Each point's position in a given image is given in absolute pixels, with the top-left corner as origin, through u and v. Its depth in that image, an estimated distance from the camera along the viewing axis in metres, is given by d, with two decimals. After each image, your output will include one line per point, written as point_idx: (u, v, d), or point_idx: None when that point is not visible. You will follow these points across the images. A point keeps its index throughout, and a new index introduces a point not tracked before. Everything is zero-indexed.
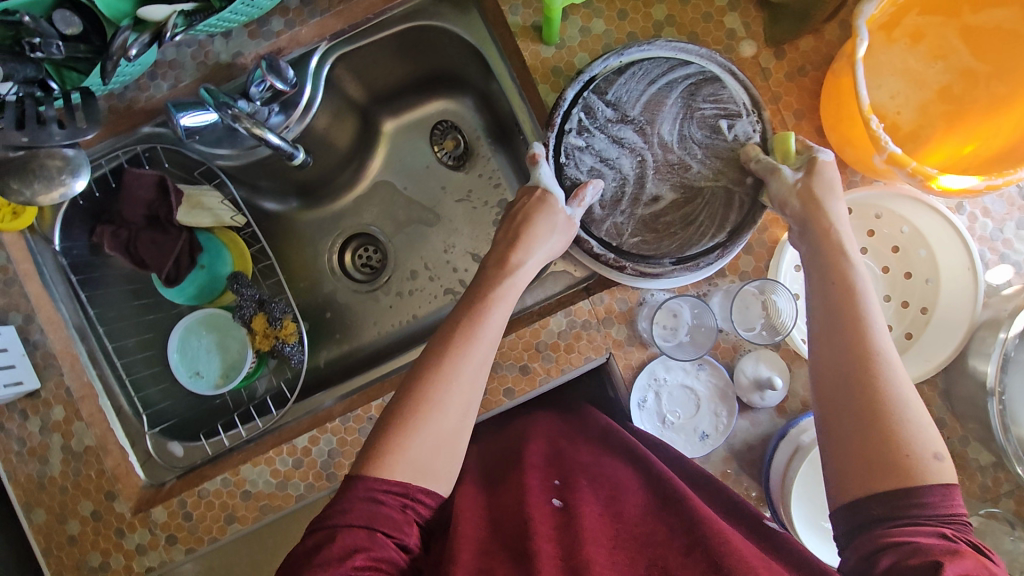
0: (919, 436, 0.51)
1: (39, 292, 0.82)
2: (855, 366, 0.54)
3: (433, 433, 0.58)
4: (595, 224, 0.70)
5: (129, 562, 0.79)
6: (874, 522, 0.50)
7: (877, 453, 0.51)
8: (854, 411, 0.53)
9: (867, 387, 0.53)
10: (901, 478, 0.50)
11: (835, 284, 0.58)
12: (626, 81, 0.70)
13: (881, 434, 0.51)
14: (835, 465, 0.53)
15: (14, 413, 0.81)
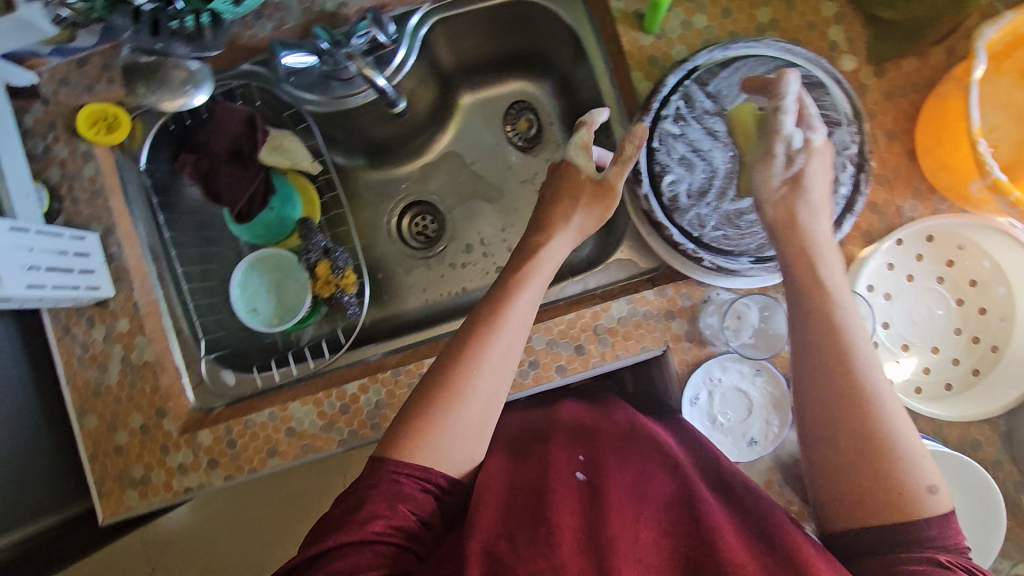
0: (920, 471, 0.52)
1: (121, 207, 0.84)
2: (847, 404, 0.54)
3: (451, 418, 0.59)
4: (678, 213, 0.70)
5: (169, 480, 0.81)
6: (876, 552, 0.51)
7: (880, 491, 0.52)
8: (851, 450, 0.53)
9: (863, 427, 0.54)
10: (897, 512, 0.51)
11: (822, 315, 0.58)
12: (729, 75, 0.69)
13: (878, 473, 0.52)
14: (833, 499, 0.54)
15: (81, 319, 0.83)
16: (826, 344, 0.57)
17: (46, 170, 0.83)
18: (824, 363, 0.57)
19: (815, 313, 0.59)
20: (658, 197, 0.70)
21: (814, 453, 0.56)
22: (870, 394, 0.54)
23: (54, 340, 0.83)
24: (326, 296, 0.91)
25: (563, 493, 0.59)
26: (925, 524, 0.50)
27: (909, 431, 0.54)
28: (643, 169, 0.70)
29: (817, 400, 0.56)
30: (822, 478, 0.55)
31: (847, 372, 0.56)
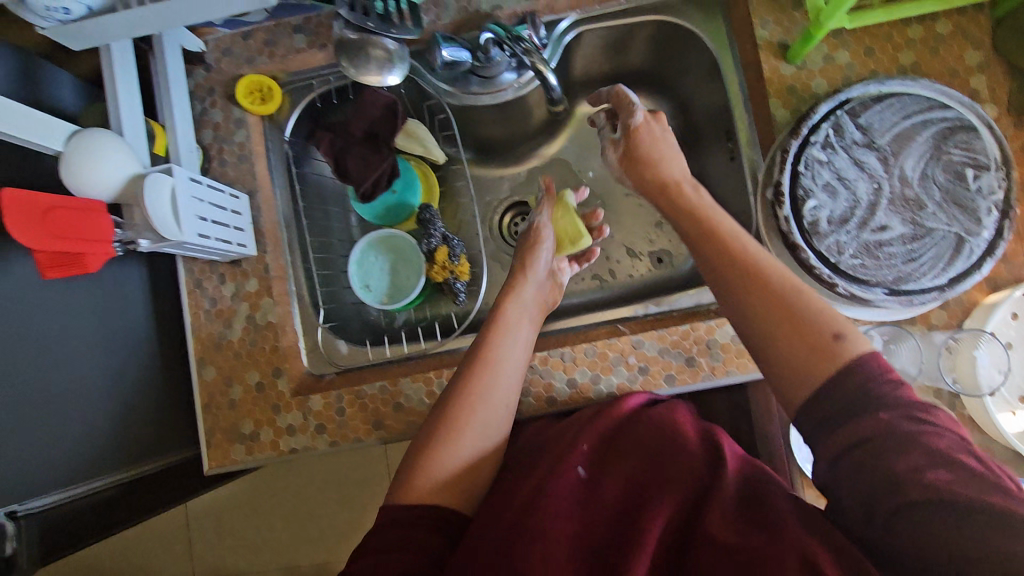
0: (829, 319, 0.56)
1: (264, 173, 0.88)
2: (749, 275, 0.61)
3: (442, 453, 0.67)
4: (817, 237, 0.71)
5: (276, 439, 0.84)
6: (834, 421, 0.52)
7: (800, 343, 0.56)
8: (757, 308, 0.59)
9: (766, 287, 0.59)
10: (820, 363, 0.54)
11: (713, 239, 0.66)
12: (881, 109, 0.71)
13: (800, 326, 0.56)
14: (779, 378, 0.57)
15: (213, 274, 0.86)
16: (711, 246, 0.66)
17: (201, 131, 0.87)
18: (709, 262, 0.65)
19: (707, 232, 0.67)
20: (799, 220, 0.71)
21: (739, 330, 0.61)
22: (757, 265, 0.62)
23: (186, 292, 0.87)
24: (439, 281, 0.94)
25: (562, 493, 0.61)
26: (856, 368, 0.53)
27: (815, 294, 0.59)
28: (785, 192, 0.71)
29: (718, 285, 0.64)
30: (760, 355, 0.59)
31: (735, 257, 0.63)
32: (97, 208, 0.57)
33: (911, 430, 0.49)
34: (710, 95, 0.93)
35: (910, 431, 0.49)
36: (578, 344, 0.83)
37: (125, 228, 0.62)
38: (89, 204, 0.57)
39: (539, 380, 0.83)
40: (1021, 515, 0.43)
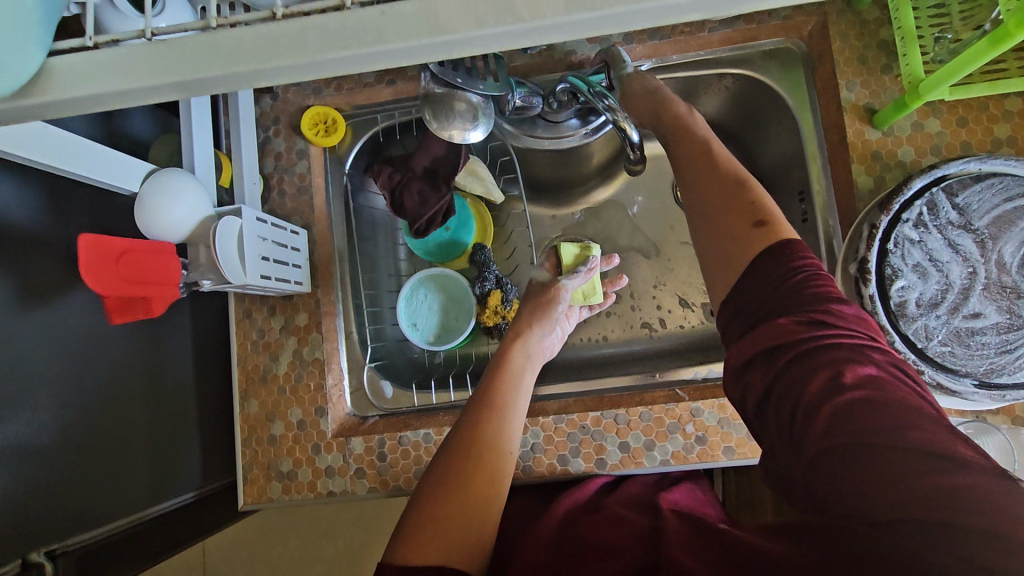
0: (759, 208, 0.58)
1: (322, 206, 0.87)
2: (696, 164, 0.64)
3: (456, 490, 0.62)
4: (904, 320, 0.67)
5: (314, 479, 0.81)
6: (766, 315, 0.52)
7: (723, 223, 0.58)
8: (695, 195, 0.62)
9: (712, 176, 0.62)
10: (746, 245, 0.56)
11: (681, 131, 0.67)
12: (982, 189, 0.67)
13: (728, 205, 0.59)
14: (720, 268, 0.58)
15: (263, 306, 0.85)
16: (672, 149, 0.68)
17: (262, 159, 0.87)
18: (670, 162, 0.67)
19: (679, 134, 0.67)
20: (885, 300, 0.67)
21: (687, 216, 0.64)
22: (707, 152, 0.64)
23: (234, 321, 0.85)
24: (490, 326, 0.92)
25: None
26: (774, 255, 0.54)
27: (755, 184, 0.60)
28: (872, 270, 0.67)
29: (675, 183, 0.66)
30: (695, 232, 0.62)
31: (690, 151, 0.65)
32: (167, 249, 0.56)
33: (826, 350, 0.47)
34: (782, 152, 0.89)
35: (821, 346, 0.48)
36: (633, 407, 0.79)
37: (191, 269, 0.61)
38: (160, 246, 0.56)
39: (591, 442, 0.80)
40: (933, 441, 0.40)
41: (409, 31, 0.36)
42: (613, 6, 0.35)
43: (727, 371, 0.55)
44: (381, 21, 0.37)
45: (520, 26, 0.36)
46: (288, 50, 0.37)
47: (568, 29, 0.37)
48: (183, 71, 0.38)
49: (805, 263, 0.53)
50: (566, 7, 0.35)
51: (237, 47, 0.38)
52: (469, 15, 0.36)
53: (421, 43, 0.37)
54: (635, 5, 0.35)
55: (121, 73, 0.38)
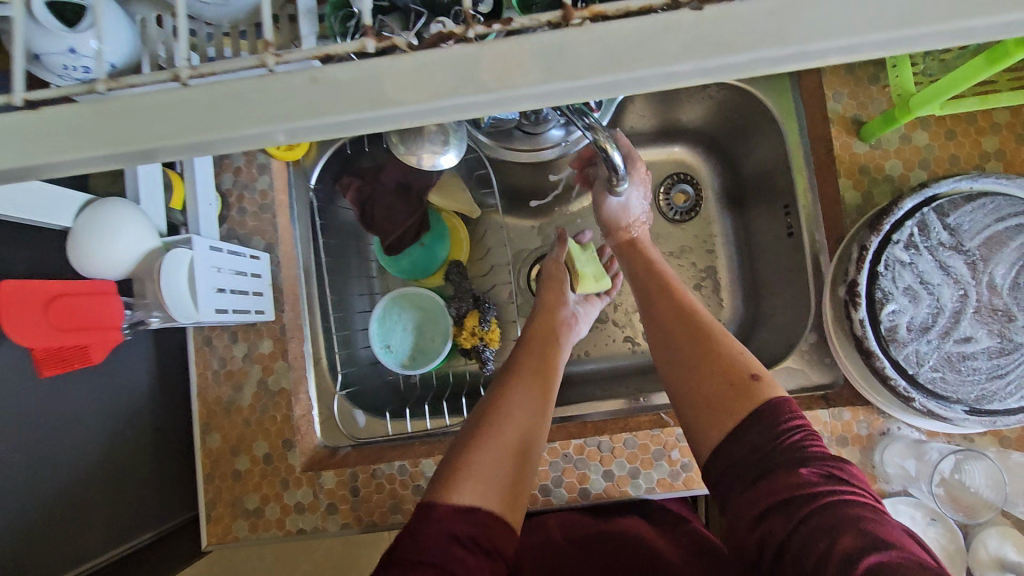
0: (745, 363, 0.60)
1: (285, 225, 0.81)
2: (679, 337, 0.66)
3: (496, 457, 0.57)
4: (895, 345, 0.64)
5: (282, 517, 0.77)
6: (768, 463, 0.52)
7: (709, 388, 0.59)
8: (680, 364, 0.64)
9: (694, 335, 0.65)
10: (738, 395, 0.56)
11: (659, 283, 0.75)
12: (973, 210, 0.65)
13: (710, 370, 0.60)
14: (699, 415, 0.58)
15: (224, 332, 0.80)
16: (666, 304, 0.71)
17: (220, 175, 0.81)
18: (659, 321, 0.70)
19: (658, 283, 0.75)
20: (876, 325, 0.65)
21: (665, 377, 0.65)
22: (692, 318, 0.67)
23: (193, 350, 0.80)
24: (468, 347, 0.88)
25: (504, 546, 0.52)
26: (766, 412, 0.54)
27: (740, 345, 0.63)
28: (862, 294, 0.65)
29: (664, 344, 0.67)
30: (676, 390, 0.62)
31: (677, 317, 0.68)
32: (108, 290, 0.52)
33: (839, 504, 0.47)
34: (767, 163, 0.86)
35: (834, 500, 0.47)
36: (617, 433, 0.77)
37: (136, 308, 0.57)
38: (96, 286, 0.51)
39: (573, 470, 0.76)
40: None
41: (352, 102, 0.33)
42: (591, 75, 0.31)
43: (736, 525, 0.52)
44: (313, 90, 0.33)
45: (486, 96, 0.32)
46: (231, 119, 0.33)
47: (540, 99, 0.33)
48: (103, 141, 0.34)
49: (798, 420, 0.53)
50: (538, 76, 0.32)
51: (179, 115, 0.34)
52: (423, 86, 0.32)
53: (364, 117, 0.33)
54: (621, 76, 0.31)
55: (50, 144, 0.34)
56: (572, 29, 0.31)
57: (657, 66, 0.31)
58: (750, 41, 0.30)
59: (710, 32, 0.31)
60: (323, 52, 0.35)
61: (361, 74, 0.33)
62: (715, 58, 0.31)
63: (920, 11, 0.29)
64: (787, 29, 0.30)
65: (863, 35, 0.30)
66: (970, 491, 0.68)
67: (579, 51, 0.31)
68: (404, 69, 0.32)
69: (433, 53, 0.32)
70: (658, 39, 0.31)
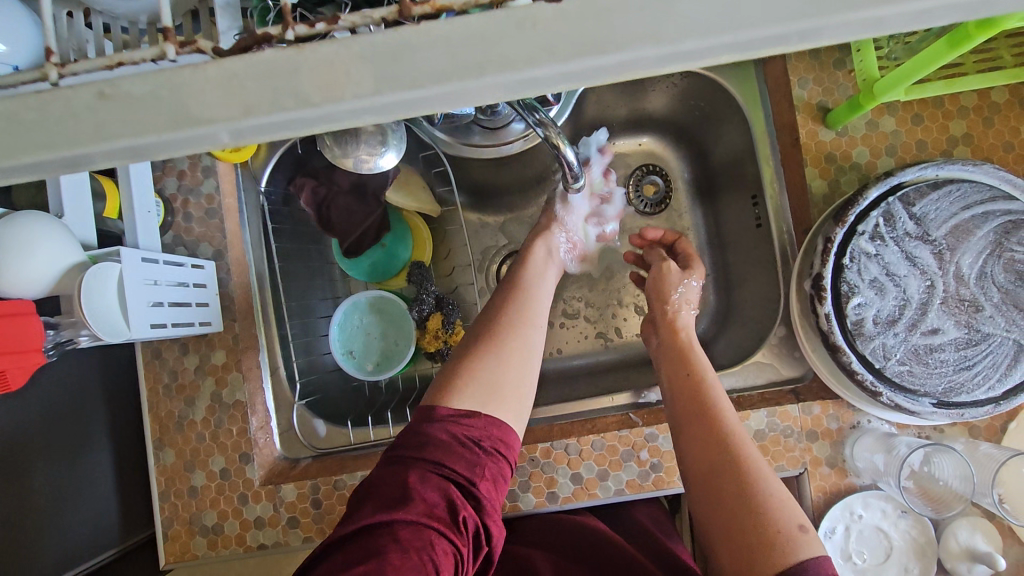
0: (784, 509, 0.54)
1: (234, 229, 0.78)
2: (711, 459, 0.59)
3: (487, 380, 0.61)
4: (861, 339, 0.63)
5: (242, 532, 0.74)
6: None
7: (749, 538, 0.52)
8: (715, 497, 0.56)
9: (727, 456, 0.58)
10: (767, 543, 0.51)
11: (683, 364, 0.69)
12: (939, 198, 0.63)
13: (749, 513, 0.54)
14: (723, 550, 0.54)
15: (174, 344, 0.76)
16: (691, 400, 0.64)
17: (164, 179, 0.78)
18: (689, 434, 0.62)
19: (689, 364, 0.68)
20: (841, 320, 0.63)
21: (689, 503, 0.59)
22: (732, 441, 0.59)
23: (142, 362, 0.76)
24: (432, 350, 0.86)
25: (505, 444, 0.59)
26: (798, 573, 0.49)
27: (773, 474, 0.57)
28: (827, 287, 0.63)
29: (697, 467, 0.59)
30: (701, 513, 0.57)
31: (710, 439, 0.60)
32: (28, 311, 0.49)
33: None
34: (734, 153, 0.84)
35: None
36: (585, 436, 0.75)
37: (61, 327, 0.54)
38: (15, 306, 0.49)
39: (541, 474, 0.74)
40: None
41: (147, 124, 0.30)
42: (431, 84, 0.29)
43: None
44: (101, 107, 0.30)
45: (310, 110, 0.29)
46: (68, 135, 0.30)
47: (376, 111, 0.30)
48: None
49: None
50: (371, 87, 0.29)
51: (22, 127, 0.30)
52: (232, 101, 0.29)
53: (174, 136, 0.30)
54: (468, 82, 0.28)
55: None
56: (407, 28, 0.28)
57: (508, 72, 0.28)
58: (620, 42, 0.28)
59: (586, 30, 0.28)
60: (115, 62, 0.32)
61: (155, 88, 0.30)
62: (594, 57, 0.28)
63: (822, 2, 0.27)
64: (663, 26, 0.28)
65: (757, 29, 0.27)
66: (939, 483, 0.66)
67: (416, 55, 0.28)
68: (209, 82, 0.29)
69: (242, 60, 0.29)
70: (515, 38, 0.28)
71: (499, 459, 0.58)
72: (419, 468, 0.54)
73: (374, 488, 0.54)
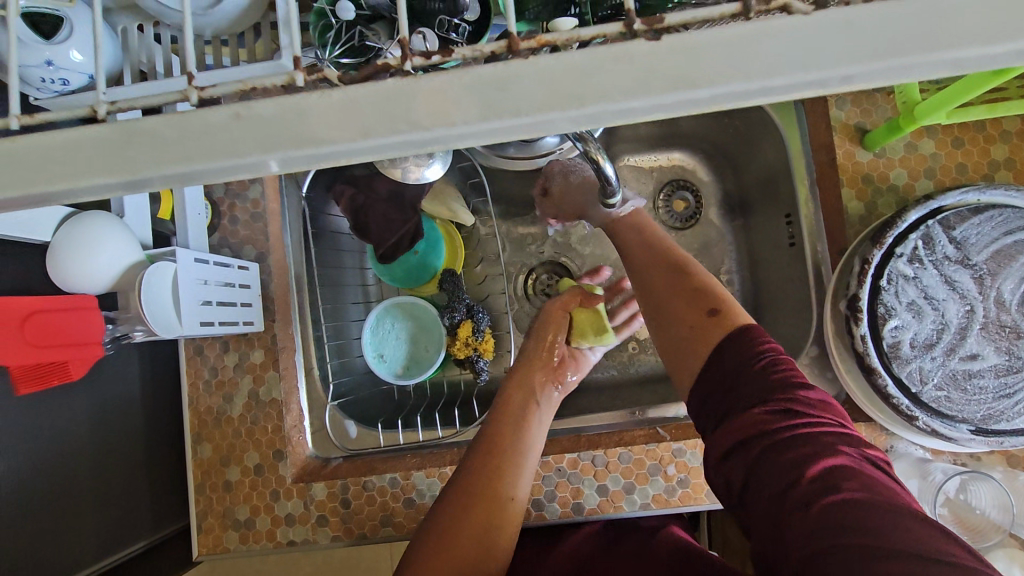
0: (716, 297, 0.60)
1: (277, 232, 0.80)
2: (660, 282, 0.64)
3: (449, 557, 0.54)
4: (898, 362, 0.62)
5: (273, 528, 0.76)
6: (735, 375, 0.54)
7: (682, 335, 0.60)
8: (658, 309, 0.63)
9: (672, 275, 0.64)
10: (707, 331, 0.58)
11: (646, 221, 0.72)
12: (980, 223, 0.63)
13: (684, 306, 0.61)
14: (674, 353, 0.60)
15: (216, 341, 0.79)
16: (645, 249, 0.68)
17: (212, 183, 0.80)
18: (634, 259, 0.68)
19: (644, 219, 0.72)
20: (878, 341, 0.63)
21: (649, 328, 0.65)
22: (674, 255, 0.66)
23: (185, 358, 0.79)
24: (461, 357, 0.88)
25: None
26: (736, 343, 0.56)
27: (713, 278, 0.63)
28: (864, 308, 0.63)
29: (642, 293, 0.66)
30: (658, 331, 0.63)
31: (654, 262, 0.66)
32: (91, 304, 0.53)
33: (796, 443, 0.47)
34: (768, 172, 0.84)
35: (793, 435, 0.47)
36: (612, 448, 0.75)
37: (119, 322, 0.57)
38: (78, 300, 0.52)
39: (567, 485, 0.75)
40: (930, 544, 0.39)
41: (273, 142, 0.30)
42: (534, 112, 0.28)
43: (704, 457, 0.54)
44: (236, 127, 0.30)
45: (421, 134, 0.29)
46: (203, 150, 0.30)
47: (480, 138, 0.30)
48: (31, 181, 0.31)
49: (763, 352, 0.54)
50: (478, 114, 0.29)
51: (147, 143, 0.31)
52: (351, 123, 0.29)
53: (299, 155, 0.30)
54: (570, 111, 0.28)
55: (19, 177, 0.31)
56: (514, 61, 0.28)
57: (608, 102, 0.28)
58: (711, 78, 0.27)
59: (669, 67, 0.27)
60: (248, 87, 0.35)
61: (284, 110, 0.30)
62: (677, 93, 0.28)
63: (908, 41, 0.26)
64: (749, 63, 0.27)
65: (827, 70, 0.26)
66: (976, 512, 0.65)
67: (523, 87, 0.28)
68: (330, 105, 0.29)
69: (361, 88, 0.29)
70: (609, 71, 0.28)
71: None
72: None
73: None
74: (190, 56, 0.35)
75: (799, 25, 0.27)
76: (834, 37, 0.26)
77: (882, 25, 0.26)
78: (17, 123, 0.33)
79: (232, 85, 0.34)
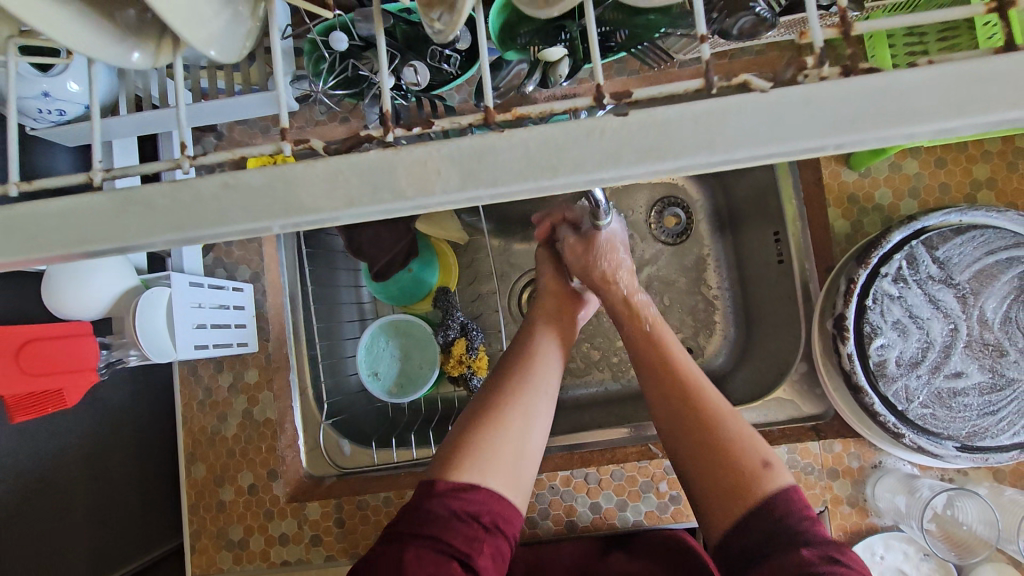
0: (754, 446, 0.60)
1: (271, 252, 0.81)
2: (679, 419, 0.63)
3: (482, 454, 0.57)
4: (884, 380, 0.63)
5: (267, 548, 0.76)
6: (775, 531, 0.54)
7: (725, 480, 0.58)
8: (692, 446, 0.61)
9: (697, 414, 0.62)
10: (747, 480, 0.57)
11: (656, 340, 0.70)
12: (962, 244, 0.64)
13: (716, 452, 0.60)
14: (704, 499, 0.59)
15: (210, 361, 0.79)
16: (662, 379, 0.66)
17: None
18: (650, 393, 0.66)
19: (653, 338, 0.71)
20: (863, 360, 0.64)
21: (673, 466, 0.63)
22: (693, 385, 0.65)
23: (180, 378, 0.79)
24: (454, 375, 0.88)
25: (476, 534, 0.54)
26: (773, 501, 0.55)
27: (740, 420, 0.62)
28: (851, 327, 0.64)
29: (672, 432, 0.63)
30: (687, 475, 0.61)
31: (681, 397, 0.64)
32: (85, 331, 0.54)
33: None
34: (756, 190, 0.85)
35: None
36: (604, 465, 0.75)
37: (112, 347, 0.58)
38: (76, 327, 0.53)
39: (560, 502, 0.75)
40: None
41: (261, 210, 0.30)
42: (511, 182, 0.29)
43: None
44: (223, 196, 0.31)
45: (403, 203, 0.30)
46: (195, 218, 0.31)
47: (461, 205, 0.31)
48: (26, 234, 0.31)
49: (803, 509, 0.55)
50: (457, 183, 0.29)
51: (142, 204, 0.31)
52: (335, 193, 0.30)
53: (287, 223, 0.31)
54: (544, 181, 0.29)
55: (19, 224, 0.31)
56: (491, 134, 0.29)
57: (581, 173, 0.29)
58: (681, 148, 0.28)
59: (640, 141, 0.28)
60: (240, 156, 0.33)
61: (272, 179, 0.31)
62: (647, 163, 0.29)
63: (872, 105, 0.27)
64: (715, 134, 0.28)
65: (795, 136, 0.28)
66: (963, 527, 0.66)
67: (499, 159, 0.29)
68: (314, 175, 0.30)
69: (346, 157, 0.30)
70: (583, 143, 0.29)
71: (497, 536, 0.55)
72: (415, 545, 0.52)
73: (368, 566, 0.52)
74: (187, 130, 0.34)
75: (766, 96, 0.28)
76: (798, 105, 0.28)
77: (843, 92, 0.27)
78: (16, 190, 0.32)
79: (225, 153, 0.33)
